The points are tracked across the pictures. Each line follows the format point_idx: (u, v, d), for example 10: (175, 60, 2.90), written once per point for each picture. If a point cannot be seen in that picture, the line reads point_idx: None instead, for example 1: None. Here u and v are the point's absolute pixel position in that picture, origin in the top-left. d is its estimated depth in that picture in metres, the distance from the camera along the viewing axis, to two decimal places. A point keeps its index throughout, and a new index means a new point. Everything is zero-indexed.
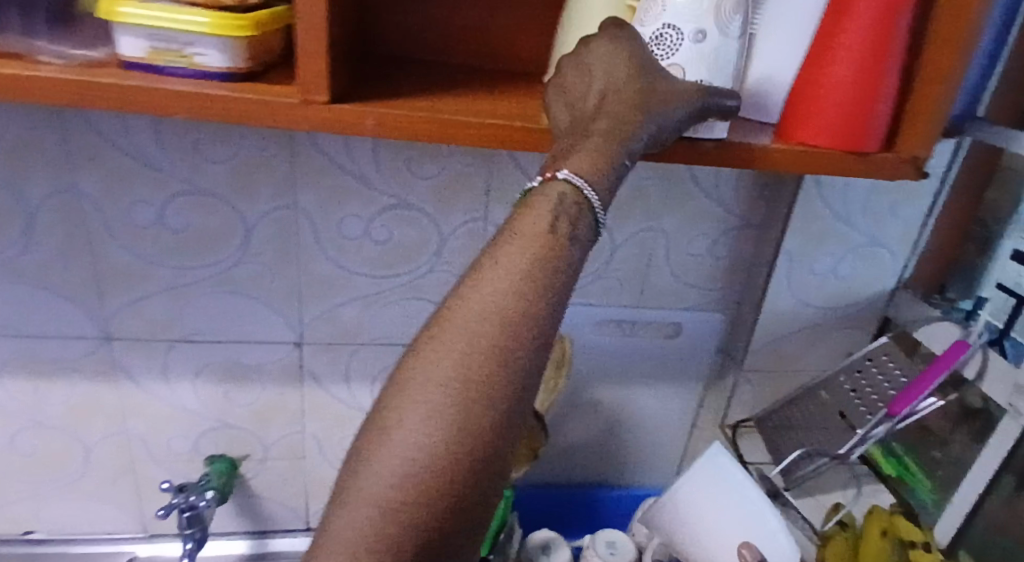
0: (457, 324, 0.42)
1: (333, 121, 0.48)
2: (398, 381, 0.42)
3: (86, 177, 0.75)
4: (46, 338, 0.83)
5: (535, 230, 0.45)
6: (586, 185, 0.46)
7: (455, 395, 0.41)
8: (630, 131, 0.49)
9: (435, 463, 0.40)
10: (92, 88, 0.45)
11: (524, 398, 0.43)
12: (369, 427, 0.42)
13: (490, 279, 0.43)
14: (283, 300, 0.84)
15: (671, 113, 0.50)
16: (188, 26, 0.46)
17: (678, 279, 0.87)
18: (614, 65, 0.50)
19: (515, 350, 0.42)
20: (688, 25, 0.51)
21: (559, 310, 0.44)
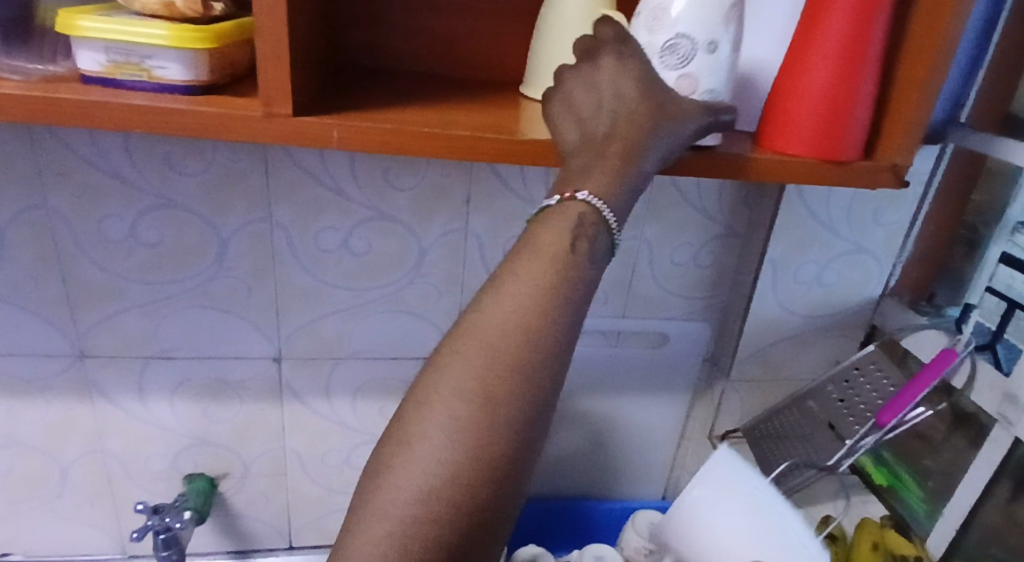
0: (476, 338, 0.44)
1: (298, 134, 0.47)
2: (418, 393, 0.44)
3: (57, 193, 0.73)
4: (17, 357, 0.81)
5: (553, 247, 0.46)
6: (602, 205, 0.47)
7: (475, 408, 0.42)
8: (645, 150, 0.49)
9: (454, 475, 0.41)
10: (48, 104, 0.44)
11: (543, 413, 0.44)
12: (390, 438, 0.43)
13: (508, 293, 0.45)
14: (260, 315, 0.82)
15: (684, 130, 0.50)
16: (148, 39, 0.44)
17: (663, 288, 0.86)
18: (622, 84, 0.50)
19: (535, 366, 0.43)
20: (702, 35, 0.51)
21: (576, 325, 0.45)
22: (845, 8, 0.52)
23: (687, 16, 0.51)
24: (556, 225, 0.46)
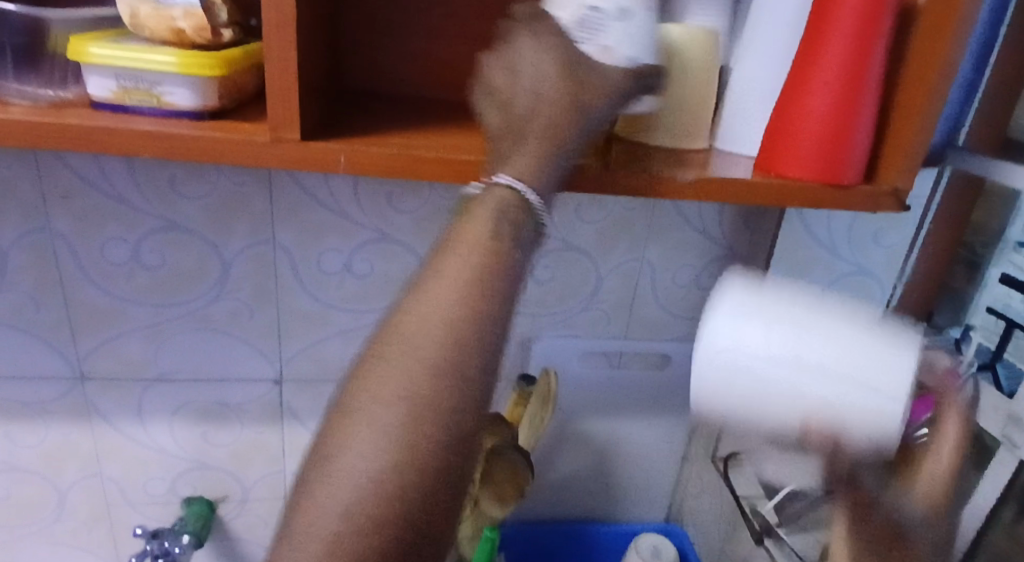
0: (401, 342, 0.41)
1: (304, 159, 0.47)
2: (343, 406, 0.41)
3: (59, 216, 0.74)
4: (16, 380, 0.80)
5: (478, 238, 0.44)
6: (525, 190, 0.46)
7: (402, 414, 0.39)
8: (569, 133, 0.48)
9: (384, 487, 0.38)
10: (58, 130, 0.44)
11: (478, 410, 0.41)
12: (315, 458, 0.40)
13: (430, 291, 0.43)
14: (262, 337, 0.82)
15: (607, 110, 0.49)
16: (157, 66, 0.45)
17: (664, 309, 0.86)
18: (539, 61, 0.48)
19: (464, 361, 0.41)
20: (611, 2, 0.48)
21: (506, 316, 0.43)
22: (843, 34, 0.52)
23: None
24: (478, 216, 0.45)
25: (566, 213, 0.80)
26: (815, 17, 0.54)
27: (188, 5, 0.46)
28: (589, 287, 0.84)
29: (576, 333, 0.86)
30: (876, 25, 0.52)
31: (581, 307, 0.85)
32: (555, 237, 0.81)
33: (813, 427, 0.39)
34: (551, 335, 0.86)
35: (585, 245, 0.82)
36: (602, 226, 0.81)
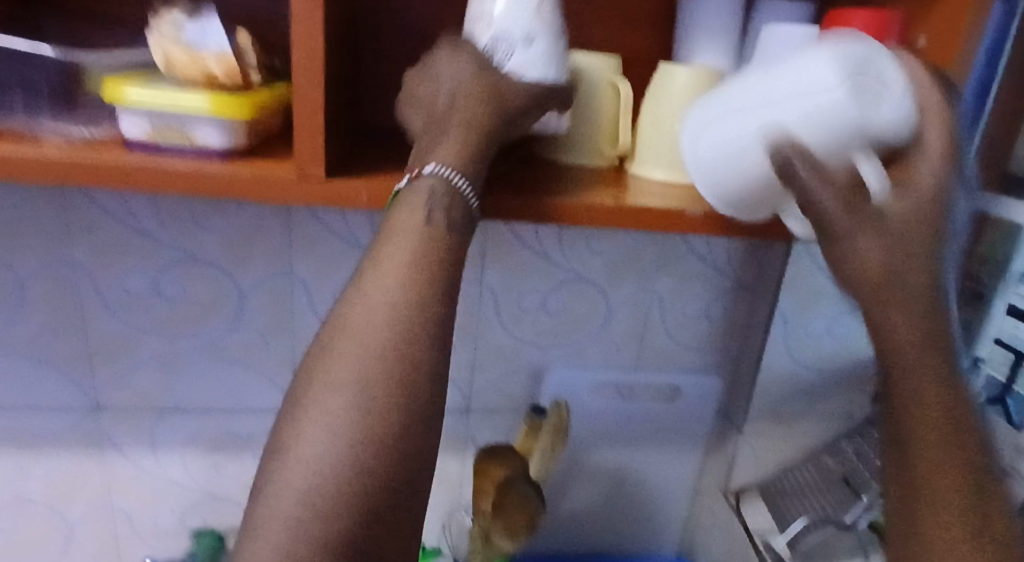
0: (347, 331, 0.43)
1: (327, 195, 0.49)
2: (298, 397, 0.43)
3: (81, 248, 0.75)
4: (31, 410, 0.81)
5: (412, 225, 0.46)
6: (454, 175, 0.48)
7: (355, 397, 0.41)
8: (488, 121, 0.50)
9: (341, 468, 0.40)
10: (94, 168, 0.46)
11: (432, 384, 0.43)
12: (273, 449, 0.42)
13: (374, 281, 0.44)
14: (277, 369, 0.83)
15: (518, 101, 0.52)
16: (191, 109, 0.47)
17: (674, 341, 0.87)
18: (456, 64, 0.52)
19: (409, 339, 0.43)
20: (520, 29, 0.53)
21: (449, 294, 0.45)
22: None
23: (501, 16, 0.53)
24: (411, 204, 0.46)
25: (577, 245, 0.81)
26: None
27: (220, 50, 0.48)
28: (600, 318, 0.85)
29: (586, 364, 0.87)
30: None
31: (592, 338, 0.86)
32: (566, 269, 0.82)
33: (776, 133, 0.45)
34: (562, 366, 0.87)
35: (595, 277, 0.83)
36: (613, 258, 0.82)
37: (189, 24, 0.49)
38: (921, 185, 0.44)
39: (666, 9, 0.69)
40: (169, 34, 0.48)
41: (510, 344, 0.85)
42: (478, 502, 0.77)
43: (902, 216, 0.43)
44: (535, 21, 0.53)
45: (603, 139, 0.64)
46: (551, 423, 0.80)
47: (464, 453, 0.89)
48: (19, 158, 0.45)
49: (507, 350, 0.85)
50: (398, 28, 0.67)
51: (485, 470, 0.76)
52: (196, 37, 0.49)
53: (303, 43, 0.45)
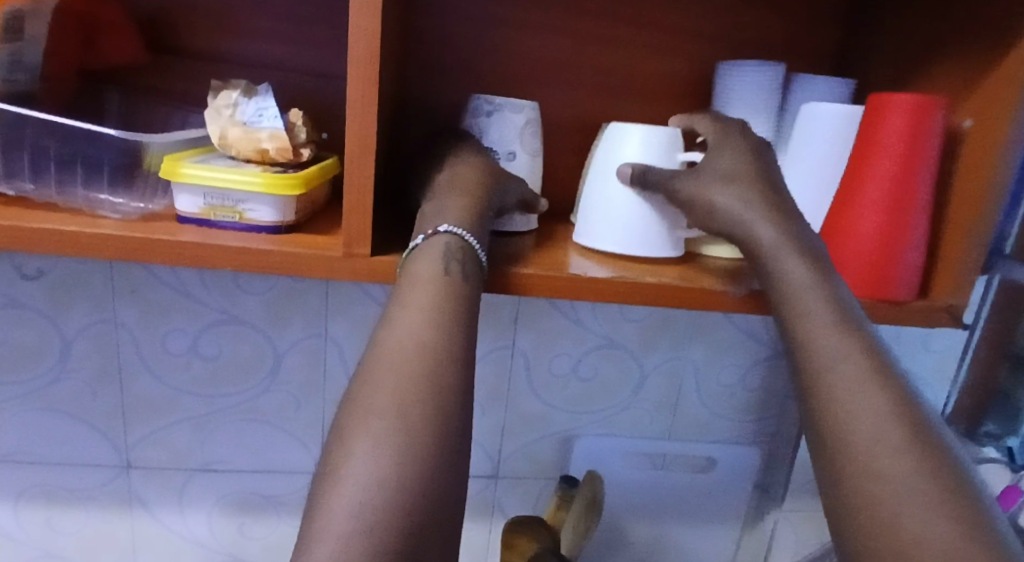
0: (382, 363, 0.43)
1: (371, 272, 0.49)
2: (340, 430, 0.41)
3: (125, 309, 0.77)
4: (65, 467, 0.82)
5: (430, 275, 0.47)
6: (467, 234, 0.49)
7: (398, 423, 0.40)
8: (484, 192, 0.54)
9: (390, 492, 0.38)
10: (148, 245, 0.47)
11: (466, 414, 0.42)
12: (317, 484, 0.39)
13: (403, 319, 0.45)
14: (307, 430, 0.83)
15: (514, 181, 0.58)
16: (244, 187, 0.48)
17: (710, 409, 0.85)
18: (461, 160, 0.57)
19: (443, 371, 0.43)
20: (500, 147, 0.61)
21: (472, 333, 0.46)
22: (891, 158, 0.54)
23: (491, 132, 0.61)
24: (428, 257, 0.48)
25: (610, 311, 0.81)
26: (859, 140, 0.55)
27: (273, 129, 0.50)
28: (633, 386, 0.84)
29: (619, 432, 0.85)
30: (921, 151, 0.54)
31: (623, 406, 0.84)
32: (599, 335, 0.81)
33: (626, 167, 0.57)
34: (592, 434, 0.85)
35: (629, 343, 0.82)
36: (649, 323, 0.81)
37: (245, 102, 0.51)
38: (730, 138, 0.57)
39: (703, 84, 0.70)
40: (226, 113, 0.51)
41: (541, 410, 0.83)
42: None
43: (742, 167, 0.55)
44: (519, 140, 0.61)
45: None
46: (583, 495, 0.78)
47: (491, 521, 0.87)
48: (77, 233, 0.46)
49: (538, 418, 0.84)
50: (439, 101, 0.68)
51: (512, 542, 0.77)
52: (251, 116, 0.51)
53: (355, 130, 0.46)
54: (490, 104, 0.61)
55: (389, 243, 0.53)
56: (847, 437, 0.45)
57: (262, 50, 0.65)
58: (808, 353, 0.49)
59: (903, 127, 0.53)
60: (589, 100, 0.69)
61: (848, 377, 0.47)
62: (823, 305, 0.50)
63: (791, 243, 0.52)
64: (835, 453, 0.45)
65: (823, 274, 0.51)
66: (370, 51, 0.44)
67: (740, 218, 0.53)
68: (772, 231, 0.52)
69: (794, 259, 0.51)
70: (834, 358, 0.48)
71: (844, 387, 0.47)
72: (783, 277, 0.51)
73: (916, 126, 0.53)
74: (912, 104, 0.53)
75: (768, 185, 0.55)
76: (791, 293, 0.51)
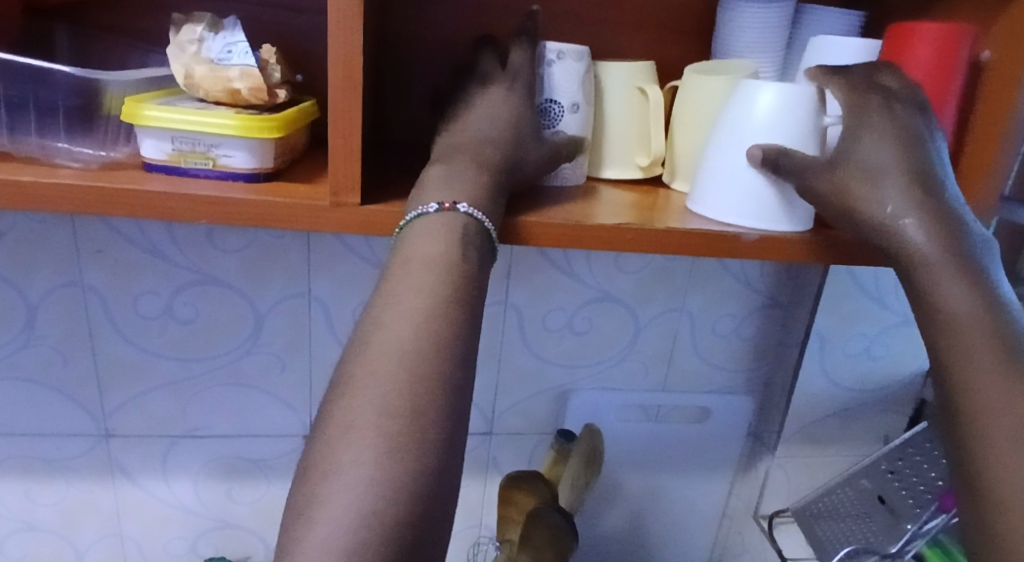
0: (383, 351, 0.39)
1: (360, 223, 0.46)
2: (335, 422, 0.37)
3: (93, 269, 0.72)
4: (39, 438, 0.78)
5: (439, 256, 0.43)
6: (481, 214, 0.46)
7: (403, 421, 0.37)
8: (496, 156, 0.51)
9: (393, 496, 0.35)
10: (108, 197, 0.43)
11: (462, 397, 0.40)
12: (308, 482, 0.36)
13: (408, 303, 0.41)
14: (293, 391, 0.80)
15: (533, 148, 0.54)
16: (215, 129, 0.44)
17: (704, 360, 0.84)
18: (498, 113, 0.54)
19: (446, 359, 0.40)
20: (566, 98, 0.57)
21: (475, 312, 0.43)
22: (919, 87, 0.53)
23: (554, 84, 0.57)
24: (439, 235, 0.44)
25: (605, 263, 0.78)
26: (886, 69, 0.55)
27: (244, 66, 0.46)
28: (628, 338, 0.81)
29: (613, 386, 0.84)
30: (950, 82, 0.53)
31: (618, 358, 0.82)
32: (594, 287, 0.79)
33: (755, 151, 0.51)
34: (586, 388, 0.83)
35: (624, 295, 0.79)
36: (644, 273, 0.79)
37: (211, 37, 0.46)
38: (880, 126, 0.49)
39: (703, 20, 0.66)
40: (190, 49, 0.46)
41: (534, 365, 0.81)
42: (505, 534, 0.76)
43: (898, 156, 0.48)
44: (583, 91, 0.58)
45: (639, 149, 0.62)
46: (583, 448, 0.76)
47: (486, 477, 0.85)
48: (30, 185, 0.42)
49: (533, 373, 0.81)
50: (421, 39, 0.64)
51: (511, 498, 0.76)
52: (219, 53, 0.46)
53: (337, 62, 0.42)
54: (550, 52, 0.57)
55: (377, 194, 0.49)
56: (1010, 500, 0.42)
57: None
58: (966, 393, 0.44)
59: (930, 55, 0.53)
60: (583, 36, 0.65)
61: (1018, 424, 0.42)
62: (983, 329, 0.45)
63: (955, 259, 0.46)
64: (984, 495, 0.43)
65: (986, 296, 0.46)
66: None
67: (892, 224, 0.48)
68: (931, 243, 0.47)
69: (953, 281, 0.46)
70: (990, 391, 0.44)
71: (1009, 440, 0.42)
72: (929, 293, 0.47)
73: (945, 54, 0.53)
74: (944, 32, 0.52)
75: (928, 184, 0.48)
76: (948, 318, 0.46)
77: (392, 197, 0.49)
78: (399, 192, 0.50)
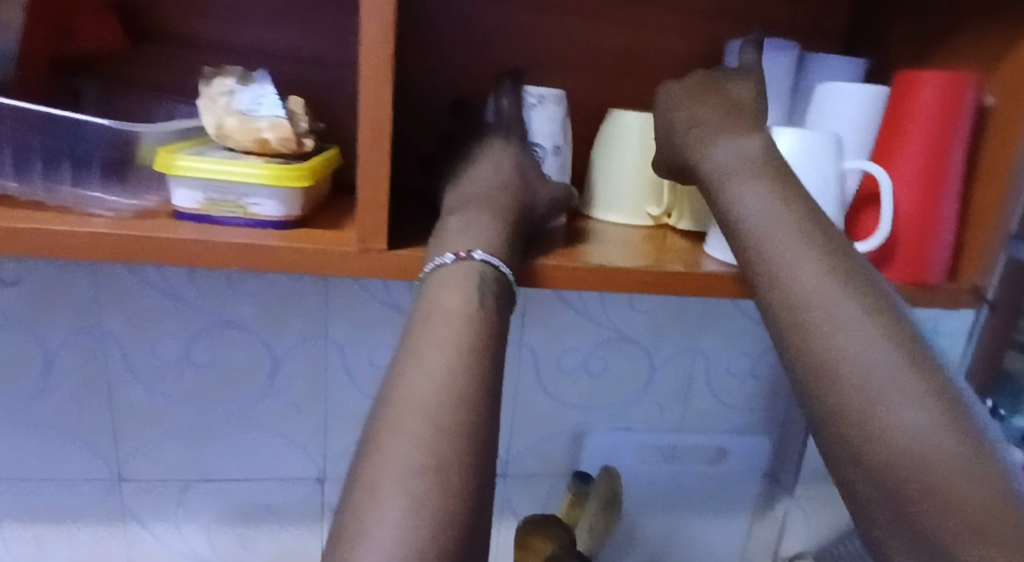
0: (410, 409, 0.40)
1: (388, 268, 0.47)
2: (364, 483, 0.37)
3: (112, 315, 0.73)
4: (52, 485, 0.77)
5: (461, 306, 0.44)
6: (498, 261, 0.46)
7: (429, 477, 0.37)
8: (513, 203, 0.52)
9: (422, 556, 0.34)
10: (140, 246, 0.43)
11: (489, 445, 0.40)
12: (338, 543, 0.35)
13: (431, 356, 0.42)
14: (309, 435, 0.80)
15: (542, 190, 0.55)
16: (246, 179, 0.45)
17: (720, 400, 0.84)
18: (500, 161, 0.56)
19: (473, 415, 0.40)
20: (549, 142, 0.59)
21: (498, 364, 0.43)
22: (920, 131, 0.54)
23: (537, 129, 0.59)
24: (456, 284, 0.45)
25: (619, 303, 0.78)
26: (892, 115, 0.56)
27: (273, 118, 0.47)
28: (643, 379, 0.81)
29: (629, 426, 0.83)
30: (953, 129, 0.54)
31: (633, 399, 0.82)
32: (608, 327, 0.79)
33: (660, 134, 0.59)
34: (602, 429, 0.83)
35: (639, 335, 0.80)
36: (658, 313, 0.79)
37: (241, 90, 0.48)
38: (681, 90, 0.60)
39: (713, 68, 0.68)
40: (220, 101, 0.47)
41: (549, 406, 0.81)
42: None
43: (702, 105, 0.57)
44: (562, 133, 0.60)
45: (650, 199, 0.63)
46: (601, 490, 0.76)
47: (502, 521, 0.84)
48: (65, 236, 0.43)
49: (547, 415, 0.81)
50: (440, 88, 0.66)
51: (528, 544, 0.73)
52: (248, 105, 0.47)
53: (367, 113, 0.43)
54: (530, 97, 0.58)
55: (400, 240, 0.50)
56: (817, 360, 0.43)
57: (255, 40, 0.62)
58: (766, 271, 0.47)
59: (935, 101, 0.54)
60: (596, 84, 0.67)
61: (806, 283, 0.45)
62: (817, 256, 0.46)
63: (748, 160, 0.51)
64: (811, 370, 0.43)
65: (774, 180, 0.49)
66: (383, 30, 0.41)
67: (725, 173, 0.51)
68: (760, 183, 0.49)
69: (744, 177, 0.50)
70: (837, 316, 0.43)
71: (806, 298, 0.44)
72: (749, 217, 0.48)
73: (949, 100, 0.53)
74: (947, 80, 0.53)
75: (727, 117, 0.55)
76: (742, 210, 0.49)
77: (414, 243, 0.50)
78: (420, 239, 0.51)
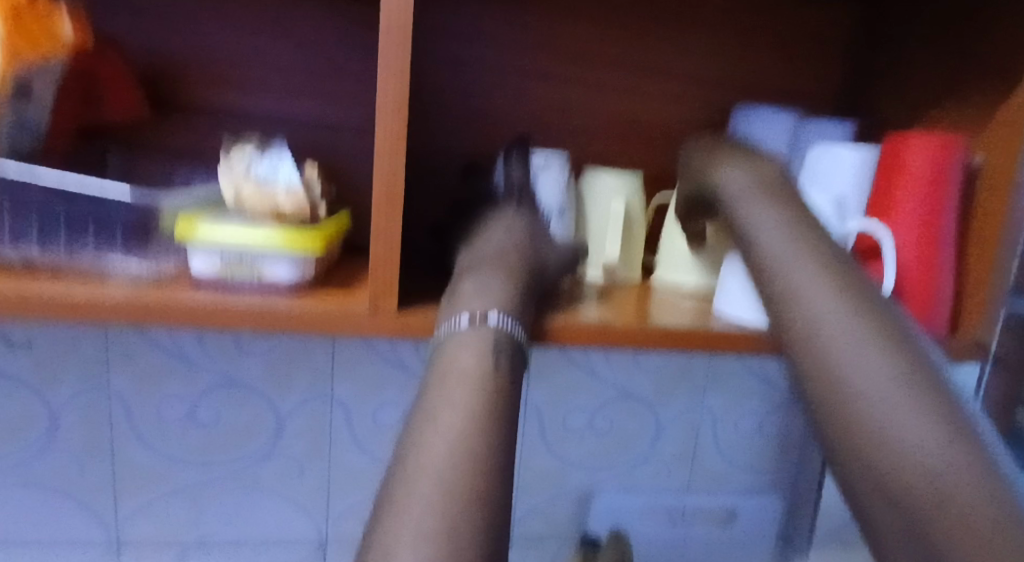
0: (424, 473, 0.40)
1: (399, 328, 0.48)
2: (377, 550, 0.37)
3: (118, 375, 0.73)
4: (48, 548, 0.76)
5: (475, 368, 0.44)
6: (512, 323, 0.47)
7: (441, 543, 0.36)
8: (524, 264, 0.53)
9: None
10: (153, 308, 0.44)
11: (499, 507, 0.39)
12: None
13: (444, 421, 0.42)
14: (310, 497, 0.79)
15: (552, 252, 0.56)
16: (261, 243, 0.47)
17: (727, 460, 0.83)
18: (512, 223, 0.57)
19: (486, 478, 0.40)
20: (555, 203, 0.61)
21: (509, 423, 0.43)
22: (915, 187, 0.55)
23: (545, 192, 0.61)
24: (471, 345, 0.45)
25: (624, 361, 0.79)
26: (884, 175, 0.57)
27: (289, 184, 0.48)
28: (649, 437, 0.81)
29: (636, 486, 0.82)
30: (947, 186, 0.55)
31: (639, 458, 0.81)
32: (614, 385, 0.79)
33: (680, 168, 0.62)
34: (608, 490, 0.82)
35: (645, 393, 0.80)
36: (664, 371, 0.79)
37: (258, 158, 0.49)
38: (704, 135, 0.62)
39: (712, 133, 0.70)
40: (239, 169, 0.49)
41: (555, 466, 0.80)
42: None
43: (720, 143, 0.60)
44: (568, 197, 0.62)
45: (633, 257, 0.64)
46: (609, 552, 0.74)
47: None
48: (79, 298, 0.43)
49: (553, 475, 0.80)
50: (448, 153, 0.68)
51: None
52: (264, 172, 0.48)
53: (381, 178, 0.44)
54: (537, 162, 0.61)
55: (410, 301, 0.51)
56: (822, 372, 0.45)
57: (271, 108, 0.64)
58: (775, 289, 0.48)
59: (927, 161, 0.55)
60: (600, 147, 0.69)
61: (812, 302, 0.47)
62: (825, 279, 0.47)
63: (759, 185, 0.53)
64: (815, 382, 0.45)
65: (785, 208, 0.51)
66: (398, 104, 0.43)
67: (734, 201, 0.53)
68: (773, 212, 0.51)
69: (755, 202, 0.52)
70: (850, 334, 0.45)
71: (813, 315, 0.46)
72: (760, 241, 0.50)
73: (939, 160, 0.55)
74: (937, 142, 0.55)
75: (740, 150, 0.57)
76: (753, 232, 0.51)
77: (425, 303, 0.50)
78: (430, 298, 0.52)
